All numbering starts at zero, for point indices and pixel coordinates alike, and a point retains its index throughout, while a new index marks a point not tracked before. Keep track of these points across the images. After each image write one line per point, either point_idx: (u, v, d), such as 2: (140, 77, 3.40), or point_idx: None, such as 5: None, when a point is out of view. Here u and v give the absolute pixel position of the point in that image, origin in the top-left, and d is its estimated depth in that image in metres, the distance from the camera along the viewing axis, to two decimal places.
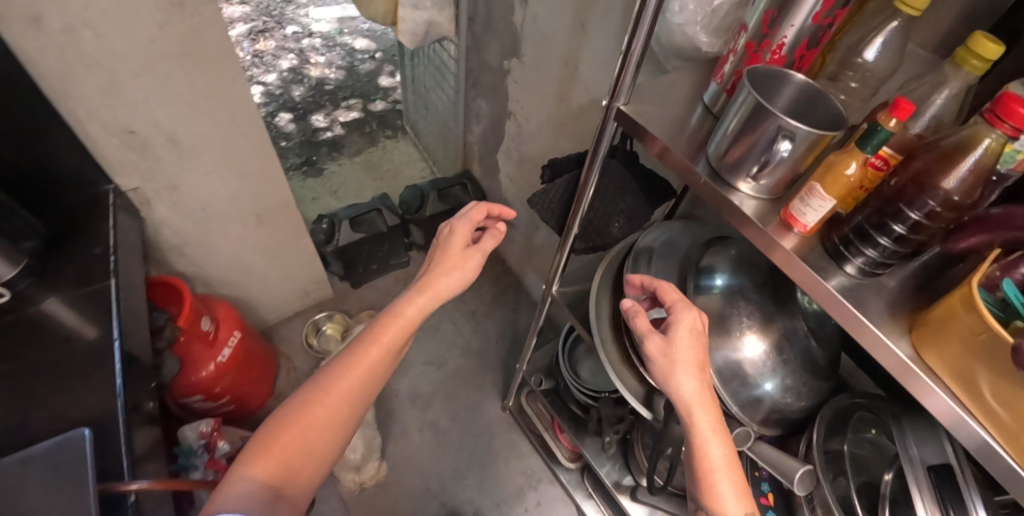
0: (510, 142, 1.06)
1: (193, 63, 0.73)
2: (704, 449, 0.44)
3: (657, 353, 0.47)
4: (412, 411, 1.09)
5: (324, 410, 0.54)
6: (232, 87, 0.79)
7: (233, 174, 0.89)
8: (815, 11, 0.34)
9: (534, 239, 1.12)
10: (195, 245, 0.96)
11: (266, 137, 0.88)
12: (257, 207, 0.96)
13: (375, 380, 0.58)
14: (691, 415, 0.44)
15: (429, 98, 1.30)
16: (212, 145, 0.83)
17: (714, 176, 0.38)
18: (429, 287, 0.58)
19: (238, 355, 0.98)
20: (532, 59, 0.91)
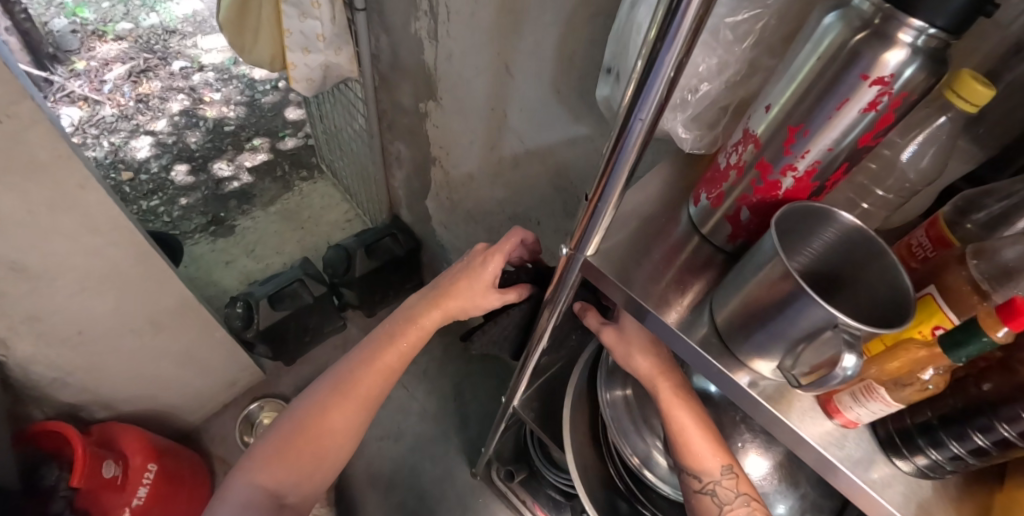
0: (440, 189, 0.96)
1: (18, 175, 0.55)
2: (672, 410, 0.41)
3: (613, 340, 0.43)
4: (375, 497, 0.95)
5: (333, 418, 0.54)
6: (81, 195, 0.61)
7: (110, 285, 0.72)
8: (865, 131, 0.28)
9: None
10: (84, 371, 0.79)
11: (145, 238, 0.71)
12: (152, 314, 0.80)
13: (382, 389, 0.57)
14: (657, 382, 0.42)
15: (341, 138, 1.14)
16: (73, 263, 0.66)
17: (717, 339, 0.35)
18: (442, 304, 0.53)
19: (159, 489, 0.82)
20: (452, 103, 0.79)
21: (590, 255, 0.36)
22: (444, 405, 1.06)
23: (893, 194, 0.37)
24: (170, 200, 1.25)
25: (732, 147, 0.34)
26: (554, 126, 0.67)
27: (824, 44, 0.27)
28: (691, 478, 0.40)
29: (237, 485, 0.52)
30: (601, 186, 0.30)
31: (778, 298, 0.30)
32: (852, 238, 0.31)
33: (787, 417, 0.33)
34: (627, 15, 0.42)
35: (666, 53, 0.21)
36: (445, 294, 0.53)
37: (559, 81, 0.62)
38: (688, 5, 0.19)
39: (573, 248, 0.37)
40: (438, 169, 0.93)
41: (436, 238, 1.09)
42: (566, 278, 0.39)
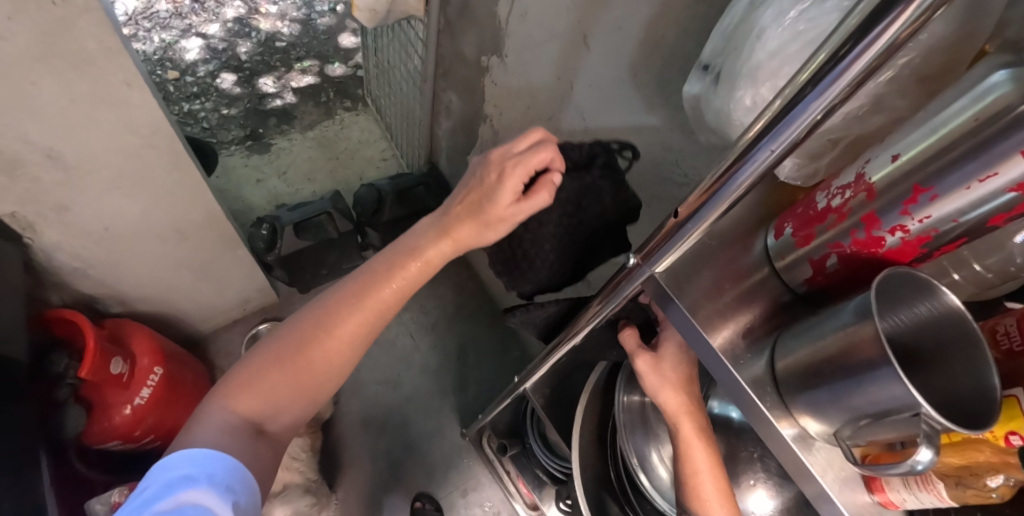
0: (486, 147, 0.91)
1: (62, 62, 0.53)
2: (688, 451, 0.39)
3: (647, 367, 0.41)
4: (362, 438, 0.94)
5: (322, 350, 0.50)
6: (125, 92, 0.59)
7: (139, 186, 0.71)
8: (999, 211, 0.25)
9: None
10: (103, 266, 0.79)
11: (182, 147, 0.69)
12: (178, 223, 0.79)
13: (377, 327, 0.52)
14: (681, 419, 0.40)
15: (392, 75, 1.09)
16: (107, 157, 0.65)
17: (770, 382, 0.33)
18: (456, 235, 0.50)
19: (162, 392, 0.83)
20: (516, 63, 0.74)
21: (659, 271, 0.35)
22: (447, 364, 1.01)
23: (992, 271, 0.34)
24: (213, 107, 1.23)
25: (835, 190, 0.32)
26: (623, 110, 0.62)
27: (985, 103, 0.24)
28: None
29: (212, 410, 0.49)
30: (697, 203, 0.29)
31: (856, 363, 0.28)
32: (946, 317, 0.29)
33: (821, 476, 0.31)
34: (751, 14, 0.38)
35: (816, 94, 0.21)
36: (453, 221, 0.50)
37: (638, 63, 0.57)
38: (856, 58, 0.19)
39: (642, 260, 0.35)
40: (487, 128, 0.88)
41: None
42: (621, 289, 0.38)
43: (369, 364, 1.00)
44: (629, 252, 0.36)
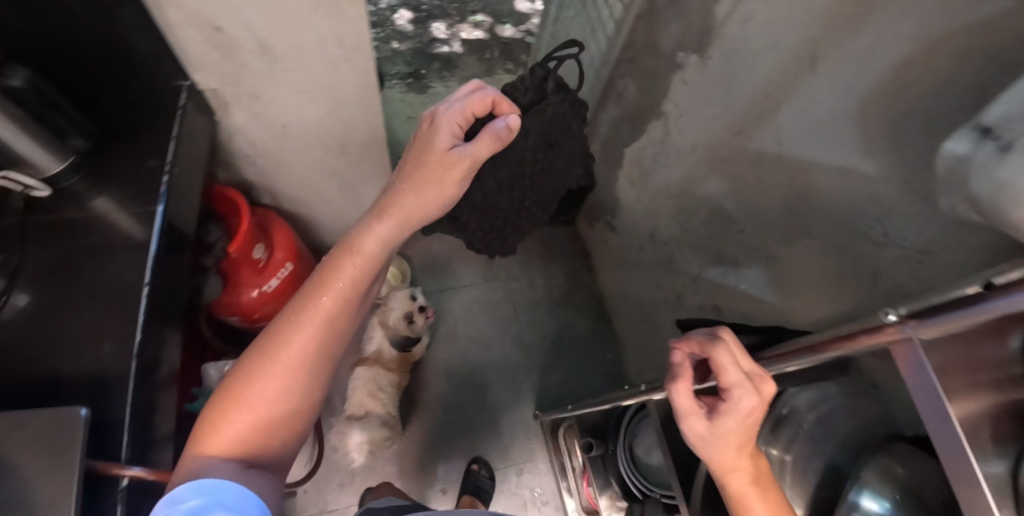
0: (648, 145, 0.87)
1: None
2: (744, 505, 0.43)
3: (696, 436, 0.44)
4: (443, 387, 0.96)
5: (282, 366, 0.49)
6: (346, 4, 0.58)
7: (326, 97, 0.72)
8: None
9: (626, 254, 0.99)
10: (268, 158, 0.84)
11: (372, 67, 0.69)
12: (343, 138, 0.81)
13: (340, 327, 0.53)
14: (732, 478, 0.44)
15: (565, 49, 1.07)
16: (308, 62, 0.66)
17: (1011, 496, 0.29)
18: (396, 211, 0.52)
19: (284, 286, 0.88)
20: (723, 69, 0.69)
21: (922, 339, 0.30)
22: (539, 343, 1.02)
23: None
24: (384, 39, 1.16)
25: None
26: (838, 145, 0.56)
27: None
28: None
29: (185, 462, 0.47)
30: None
31: None
32: None
33: None
34: None
35: None
36: (394, 202, 0.52)
37: (873, 102, 0.52)
38: None
39: (907, 321, 0.30)
40: (658, 123, 0.84)
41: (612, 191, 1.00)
42: (858, 342, 0.34)
43: (466, 319, 1.02)
44: (889, 308, 0.32)
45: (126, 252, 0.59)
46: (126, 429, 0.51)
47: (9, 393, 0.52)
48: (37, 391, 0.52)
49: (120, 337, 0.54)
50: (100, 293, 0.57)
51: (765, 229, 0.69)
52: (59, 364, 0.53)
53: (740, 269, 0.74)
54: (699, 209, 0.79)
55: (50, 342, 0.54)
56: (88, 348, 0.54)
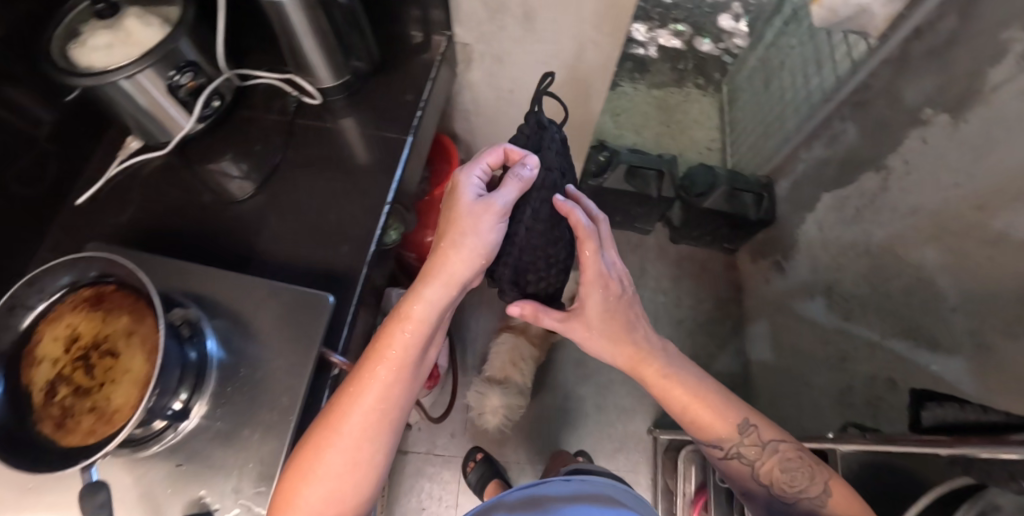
0: (858, 197, 0.83)
1: None
2: (667, 390, 0.61)
3: (579, 333, 0.63)
4: (573, 380, 0.98)
5: (347, 438, 0.48)
6: None
7: (561, 72, 0.75)
8: None
9: (798, 306, 0.96)
10: (481, 116, 0.88)
11: (616, 56, 0.70)
12: (555, 117, 0.84)
13: (399, 396, 0.52)
14: (643, 368, 0.62)
15: (777, 75, 1.05)
16: (560, 38, 0.69)
17: None
18: (440, 274, 0.52)
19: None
20: (970, 135, 0.63)
21: None
22: None
23: None
24: None
25: None
26: None
27: None
28: (715, 450, 0.61)
29: None
30: None
31: None
32: None
33: None
34: None
35: None
36: (437, 264, 0.53)
37: None
38: None
39: None
40: (876, 175, 0.79)
41: (797, 234, 0.97)
42: None
43: None
44: None
45: (365, 174, 0.65)
46: (347, 326, 0.56)
47: (266, 267, 0.59)
48: (280, 270, 0.59)
49: (358, 245, 0.60)
50: (346, 203, 0.63)
51: (981, 317, 0.61)
52: (307, 254, 0.59)
53: (938, 351, 0.67)
54: (901, 273, 0.74)
55: (303, 235, 0.61)
56: (327, 249, 0.60)
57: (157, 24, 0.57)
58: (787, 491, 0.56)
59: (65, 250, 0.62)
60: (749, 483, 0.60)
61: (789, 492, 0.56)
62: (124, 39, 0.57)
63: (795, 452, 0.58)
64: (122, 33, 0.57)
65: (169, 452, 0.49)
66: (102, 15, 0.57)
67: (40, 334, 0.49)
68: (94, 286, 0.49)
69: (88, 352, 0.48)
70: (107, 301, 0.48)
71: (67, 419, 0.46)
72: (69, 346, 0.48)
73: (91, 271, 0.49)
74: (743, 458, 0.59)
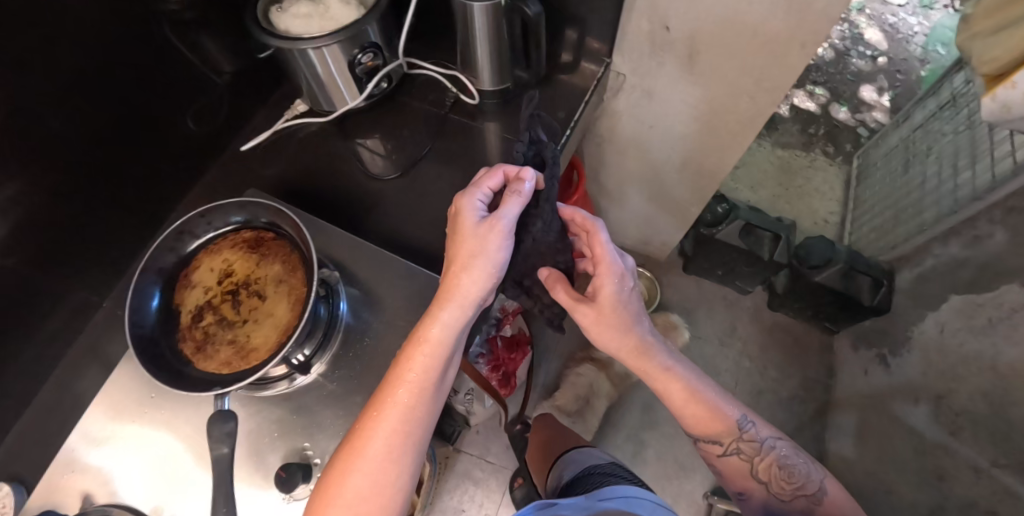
0: (987, 307, 0.75)
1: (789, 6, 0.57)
2: (668, 385, 0.59)
3: (589, 319, 0.58)
4: (637, 421, 1.04)
5: (370, 459, 0.44)
6: (793, 50, 0.63)
7: (705, 117, 0.77)
8: None
9: (894, 406, 0.90)
10: (611, 146, 0.92)
11: (770, 110, 0.72)
12: (688, 158, 0.86)
13: (420, 410, 0.47)
14: (646, 363, 0.59)
15: (917, 160, 1.02)
16: (716, 84, 0.71)
17: None
18: (455, 295, 0.49)
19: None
20: None
21: None
22: None
23: None
24: None
25: None
26: None
27: None
28: (713, 447, 0.59)
29: None
30: None
31: None
32: None
33: None
34: None
35: None
36: (447, 286, 0.49)
37: None
38: None
39: None
40: (1009, 289, 0.71)
41: (909, 330, 0.92)
42: None
43: None
44: None
45: None
46: None
47: (406, 250, 0.63)
48: (416, 256, 0.62)
49: None
50: None
51: None
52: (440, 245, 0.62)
53: None
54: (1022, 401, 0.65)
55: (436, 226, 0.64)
56: None
57: (353, 5, 0.62)
58: (786, 488, 0.56)
59: (224, 194, 0.68)
60: (744, 481, 0.59)
61: (788, 489, 0.55)
62: (322, 13, 0.61)
63: (788, 449, 0.58)
64: (321, 8, 0.61)
65: (283, 399, 0.52)
66: None
67: (197, 262, 0.53)
68: (255, 231, 0.53)
69: (238, 289, 0.52)
70: (267, 247, 0.52)
71: (206, 345, 0.50)
72: (222, 279, 0.52)
73: (263, 217, 0.53)
74: (743, 455, 0.58)
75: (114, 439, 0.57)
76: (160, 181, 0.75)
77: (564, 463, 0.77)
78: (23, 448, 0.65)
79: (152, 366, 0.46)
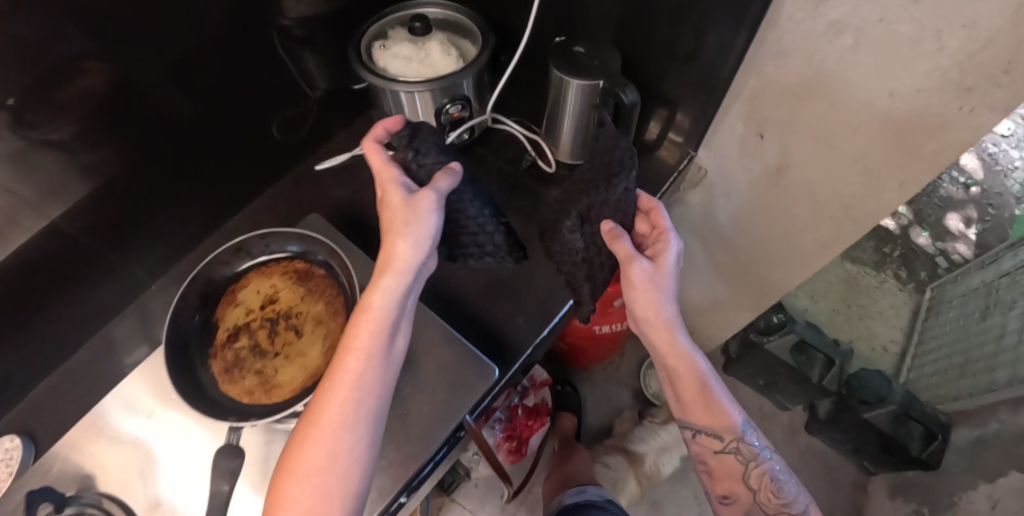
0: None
1: (892, 142, 0.57)
2: (680, 372, 0.57)
3: (644, 277, 0.53)
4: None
5: (326, 431, 0.43)
6: (888, 187, 0.61)
7: (779, 231, 0.76)
8: None
9: None
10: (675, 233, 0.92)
11: (851, 239, 0.69)
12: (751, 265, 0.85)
13: (366, 371, 0.46)
14: (668, 353, 0.56)
15: (988, 314, 0.94)
16: (798, 203, 0.70)
17: None
18: (393, 262, 0.48)
19: (607, 338, 0.93)
20: None
21: None
22: None
23: None
24: None
25: None
26: None
27: None
28: (711, 442, 0.58)
29: None
30: None
31: None
32: None
33: None
34: None
35: None
36: (385, 255, 0.49)
37: None
38: None
39: None
40: None
41: (950, 499, 0.83)
42: None
43: None
44: None
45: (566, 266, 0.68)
46: (486, 399, 0.58)
47: (458, 316, 0.64)
48: (462, 322, 0.63)
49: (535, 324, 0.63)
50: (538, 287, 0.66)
51: None
52: (491, 314, 0.64)
53: None
54: None
55: (492, 295, 0.65)
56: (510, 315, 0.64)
57: (455, 56, 0.62)
58: (773, 501, 0.55)
59: None
60: (733, 483, 0.57)
61: (774, 501, 0.55)
62: (422, 58, 0.62)
63: (778, 463, 0.58)
64: (422, 52, 0.62)
65: None
66: (414, 31, 0.62)
67: (246, 281, 0.53)
68: (309, 263, 0.53)
69: (275, 319, 0.51)
70: (313, 282, 0.52)
71: (233, 367, 0.49)
72: (264, 303, 0.52)
73: (319, 252, 0.52)
74: (739, 455, 0.57)
75: (125, 419, 0.56)
76: (241, 182, 0.78)
77: (570, 492, 0.83)
78: (46, 405, 0.67)
79: (178, 378, 0.47)
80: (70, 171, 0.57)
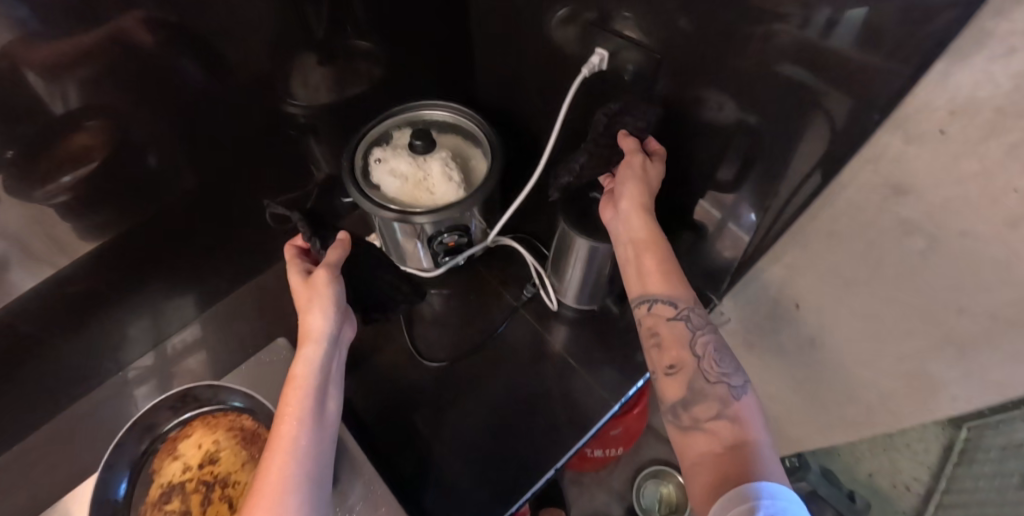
0: None
1: (953, 354, 0.47)
2: (647, 245, 0.48)
3: (646, 168, 0.50)
4: None
5: (270, 491, 0.40)
6: (940, 394, 0.52)
7: (804, 393, 0.69)
8: None
9: None
10: None
11: (886, 426, 0.60)
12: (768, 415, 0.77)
13: (298, 421, 0.45)
14: (644, 246, 0.48)
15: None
16: (830, 376, 0.62)
17: None
18: (309, 337, 0.51)
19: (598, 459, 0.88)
20: None
21: None
22: None
23: None
24: None
25: None
26: None
27: None
28: (661, 310, 0.46)
29: None
30: None
31: None
32: None
33: None
34: None
35: None
36: (303, 333, 0.51)
37: None
38: None
39: None
40: None
41: None
42: None
43: None
44: None
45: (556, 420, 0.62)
46: None
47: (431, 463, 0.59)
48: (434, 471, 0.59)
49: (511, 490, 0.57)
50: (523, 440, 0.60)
51: None
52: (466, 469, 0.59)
53: None
54: None
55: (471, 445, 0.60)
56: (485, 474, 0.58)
57: (457, 181, 0.54)
58: (713, 371, 0.44)
59: None
60: (679, 354, 0.45)
61: (715, 371, 0.44)
62: (419, 178, 0.54)
63: (721, 346, 0.46)
64: (420, 173, 0.54)
65: None
66: (414, 148, 0.55)
67: (189, 431, 0.50)
68: (256, 423, 0.50)
69: (212, 484, 0.47)
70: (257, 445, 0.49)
71: None
72: (201, 463, 0.49)
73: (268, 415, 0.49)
74: (689, 323, 0.46)
75: None
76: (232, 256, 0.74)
77: None
78: None
79: None
80: (48, 255, 0.52)
